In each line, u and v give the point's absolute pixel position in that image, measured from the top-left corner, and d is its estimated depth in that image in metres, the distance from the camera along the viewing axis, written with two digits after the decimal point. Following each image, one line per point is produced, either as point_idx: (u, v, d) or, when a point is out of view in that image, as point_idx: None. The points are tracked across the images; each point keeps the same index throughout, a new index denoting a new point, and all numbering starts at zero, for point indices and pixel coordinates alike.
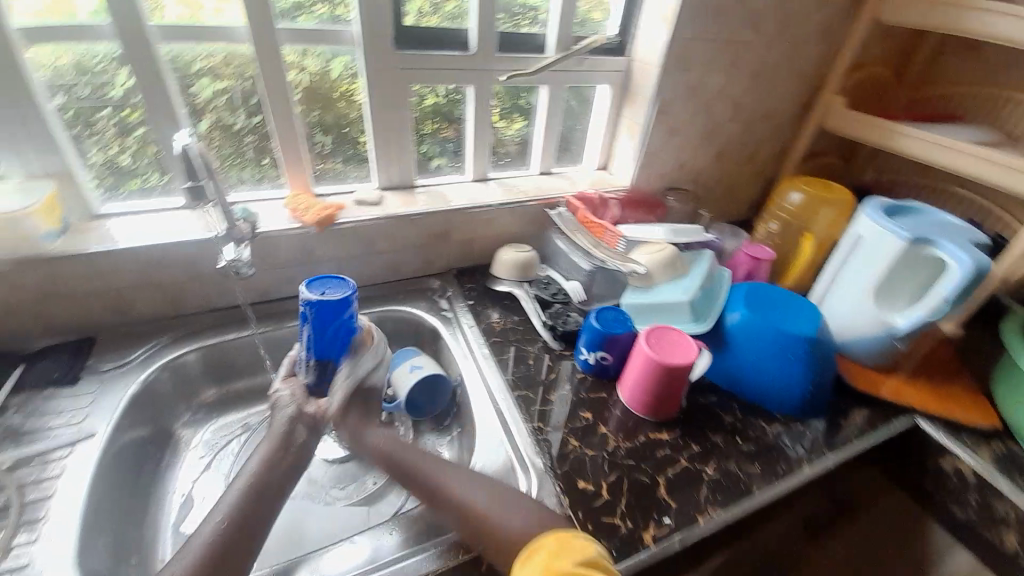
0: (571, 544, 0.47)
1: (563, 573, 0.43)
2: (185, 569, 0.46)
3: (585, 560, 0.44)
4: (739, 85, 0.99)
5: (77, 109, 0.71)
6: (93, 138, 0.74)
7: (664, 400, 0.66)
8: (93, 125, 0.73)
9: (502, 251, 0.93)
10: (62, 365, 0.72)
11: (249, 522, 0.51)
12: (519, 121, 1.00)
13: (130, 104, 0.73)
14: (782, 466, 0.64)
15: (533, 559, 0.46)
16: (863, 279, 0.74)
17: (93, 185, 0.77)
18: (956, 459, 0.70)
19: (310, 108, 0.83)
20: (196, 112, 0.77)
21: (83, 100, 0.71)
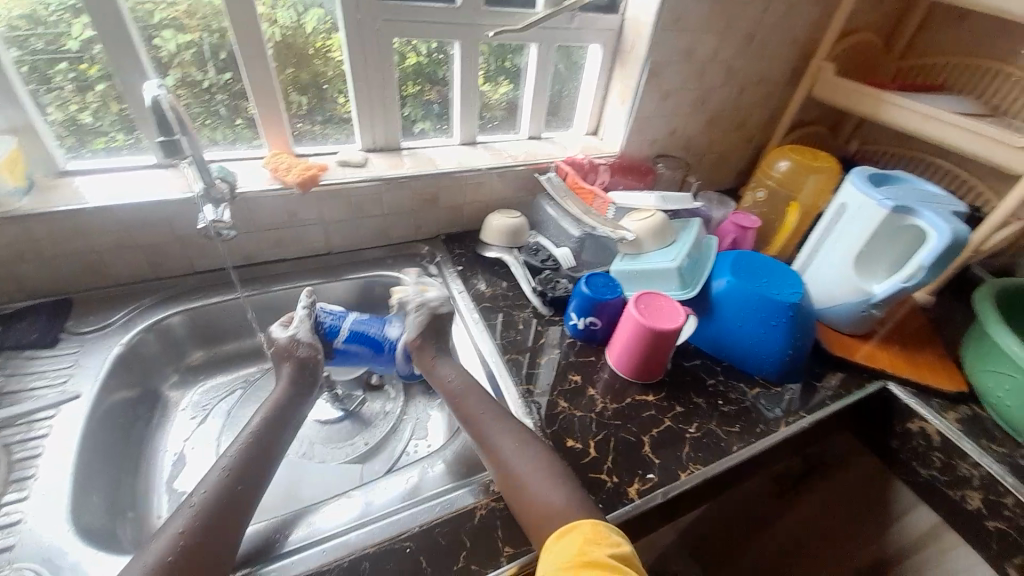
0: (606, 536, 0.47)
1: (596, 561, 0.44)
2: (190, 518, 0.48)
3: (618, 554, 0.45)
4: (732, 49, 0.97)
5: (32, 63, 0.66)
6: (50, 93, 0.68)
7: (650, 363, 0.68)
8: (49, 79, 0.67)
9: (491, 217, 0.92)
10: (39, 327, 0.70)
11: (250, 477, 0.53)
12: (505, 84, 0.97)
13: (88, 58, 0.68)
14: (760, 426, 0.68)
15: (565, 540, 0.46)
16: (846, 247, 0.76)
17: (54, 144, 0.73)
18: (923, 420, 0.75)
19: (283, 64, 0.79)
20: (162, 66, 0.72)
21: (38, 54, 0.65)
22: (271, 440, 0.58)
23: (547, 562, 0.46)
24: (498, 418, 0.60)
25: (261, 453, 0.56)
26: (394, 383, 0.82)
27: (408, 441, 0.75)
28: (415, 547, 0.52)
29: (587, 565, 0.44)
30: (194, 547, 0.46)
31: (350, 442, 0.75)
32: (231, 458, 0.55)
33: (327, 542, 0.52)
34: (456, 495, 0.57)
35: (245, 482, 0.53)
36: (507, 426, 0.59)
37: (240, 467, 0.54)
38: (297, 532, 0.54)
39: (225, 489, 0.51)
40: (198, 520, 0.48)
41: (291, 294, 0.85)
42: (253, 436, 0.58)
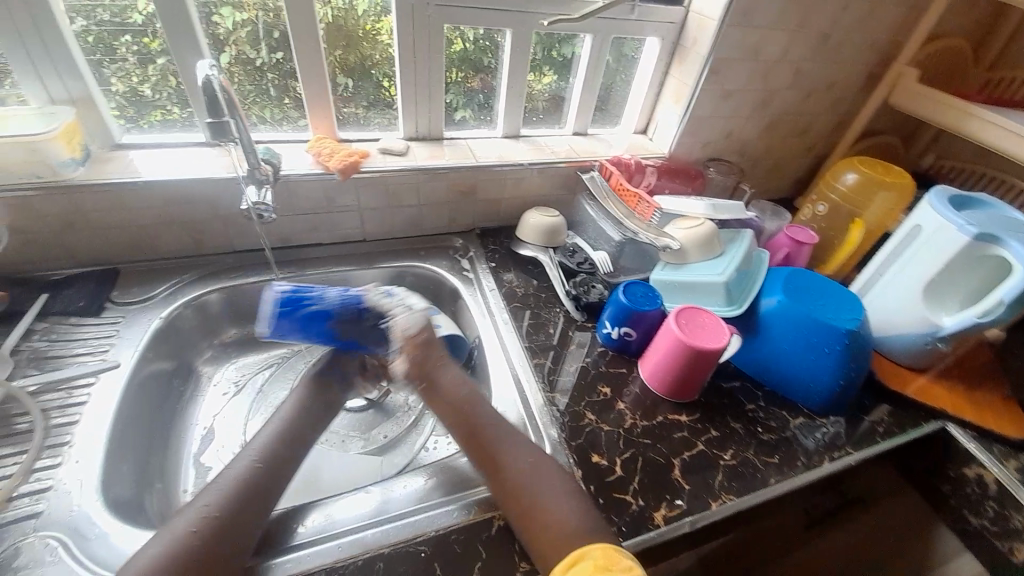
0: (618, 562, 0.44)
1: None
2: (222, 496, 0.49)
3: None
4: (804, 49, 0.90)
5: (98, 33, 0.67)
6: (113, 64, 0.70)
7: (686, 382, 0.65)
8: (114, 50, 0.69)
9: (528, 214, 0.90)
10: (86, 293, 0.72)
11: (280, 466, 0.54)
12: (549, 76, 0.93)
13: (151, 32, 0.69)
14: (802, 459, 0.63)
15: (577, 568, 0.44)
16: (915, 274, 0.69)
17: (114, 116, 0.75)
18: (981, 467, 0.67)
19: (331, 48, 0.78)
20: (216, 44, 0.73)
21: (104, 24, 0.67)
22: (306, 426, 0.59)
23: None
24: (507, 440, 0.57)
25: (292, 441, 0.57)
26: None
27: (428, 436, 0.74)
28: (429, 552, 0.51)
29: None
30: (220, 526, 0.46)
31: (372, 431, 0.75)
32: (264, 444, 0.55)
33: (345, 536, 0.52)
34: (473, 502, 0.56)
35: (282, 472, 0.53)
36: (525, 451, 0.56)
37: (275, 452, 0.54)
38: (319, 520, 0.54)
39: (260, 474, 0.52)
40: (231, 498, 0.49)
41: (325, 278, 0.85)
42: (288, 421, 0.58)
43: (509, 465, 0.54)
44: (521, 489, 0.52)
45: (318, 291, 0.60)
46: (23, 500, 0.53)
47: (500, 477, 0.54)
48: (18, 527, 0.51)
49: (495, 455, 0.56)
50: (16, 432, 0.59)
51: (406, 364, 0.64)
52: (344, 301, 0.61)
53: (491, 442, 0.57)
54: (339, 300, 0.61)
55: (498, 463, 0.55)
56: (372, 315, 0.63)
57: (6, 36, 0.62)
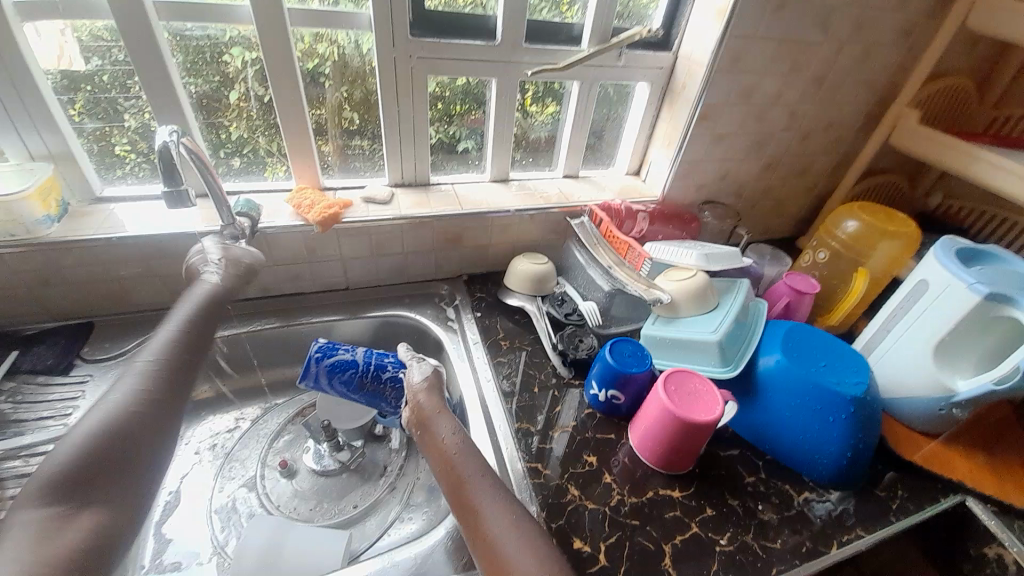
0: None
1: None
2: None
3: None
4: (798, 92, 0.87)
5: (112, 73, 0.67)
6: (126, 102, 0.70)
7: (679, 453, 0.60)
8: (128, 88, 0.69)
9: (516, 261, 0.87)
10: (57, 350, 0.70)
11: None
12: (552, 106, 0.90)
13: None
14: (808, 544, 0.57)
15: None
16: (926, 333, 0.65)
17: (127, 151, 0.74)
18: (1000, 547, 0.62)
19: (339, 83, 0.77)
20: (227, 82, 0.73)
21: (118, 64, 0.67)
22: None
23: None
24: (489, 493, 0.51)
25: None
26: (399, 433, 0.78)
27: (402, 507, 0.70)
28: None
29: None
30: None
31: (344, 497, 0.71)
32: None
33: None
34: None
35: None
36: (508, 506, 0.50)
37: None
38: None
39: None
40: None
41: (307, 329, 0.83)
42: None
43: (491, 527, 0.48)
44: (496, 552, 0.46)
45: (347, 351, 0.66)
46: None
47: (481, 542, 0.48)
48: None
49: (473, 508, 0.50)
50: None
51: (409, 415, 0.60)
52: (367, 355, 0.66)
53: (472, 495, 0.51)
54: (365, 355, 0.66)
55: (478, 523, 0.49)
56: (391, 370, 0.66)
57: None
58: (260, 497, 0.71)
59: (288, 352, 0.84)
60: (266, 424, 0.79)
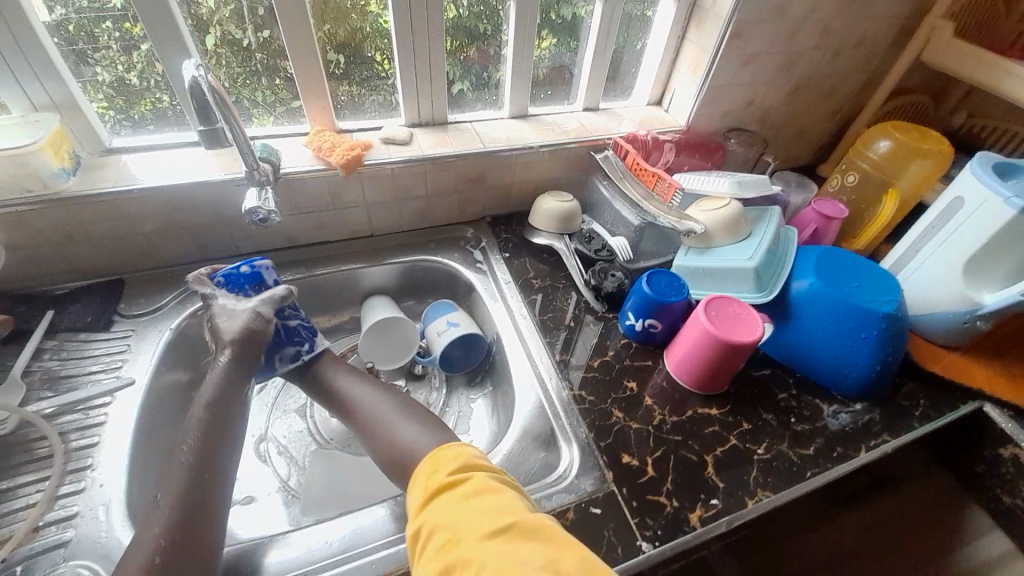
0: (444, 456, 0.46)
1: (438, 489, 0.42)
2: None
3: (457, 466, 0.44)
4: (834, 4, 0.82)
5: (78, 22, 0.62)
6: (97, 54, 0.65)
7: (715, 373, 0.63)
8: (96, 38, 0.64)
9: (541, 200, 0.85)
10: (93, 307, 0.70)
11: None
12: (547, 39, 0.84)
13: (132, 16, 0.63)
14: (838, 450, 0.61)
15: (412, 491, 0.44)
16: (957, 250, 0.66)
17: (103, 109, 0.70)
18: (1017, 448, 0.67)
19: (320, 21, 0.71)
20: (200, 25, 0.67)
21: (84, 11, 0.62)
22: None
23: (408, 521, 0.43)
24: (381, 405, 0.59)
25: None
26: (437, 373, 0.81)
27: None
28: None
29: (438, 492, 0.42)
30: None
31: None
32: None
33: (375, 554, 0.51)
34: None
35: None
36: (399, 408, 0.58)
37: None
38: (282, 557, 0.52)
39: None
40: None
41: (336, 277, 0.83)
42: None
43: (386, 426, 0.56)
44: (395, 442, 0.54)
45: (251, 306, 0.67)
46: (50, 529, 0.53)
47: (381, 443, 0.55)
48: (47, 558, 0.51)
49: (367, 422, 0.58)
50: (36, 457, 0.58)
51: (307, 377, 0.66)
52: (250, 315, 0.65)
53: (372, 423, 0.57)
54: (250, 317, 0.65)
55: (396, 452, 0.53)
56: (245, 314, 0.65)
57: None
58: (310, 433, 0.74)
59: (320, 300, 0.85)
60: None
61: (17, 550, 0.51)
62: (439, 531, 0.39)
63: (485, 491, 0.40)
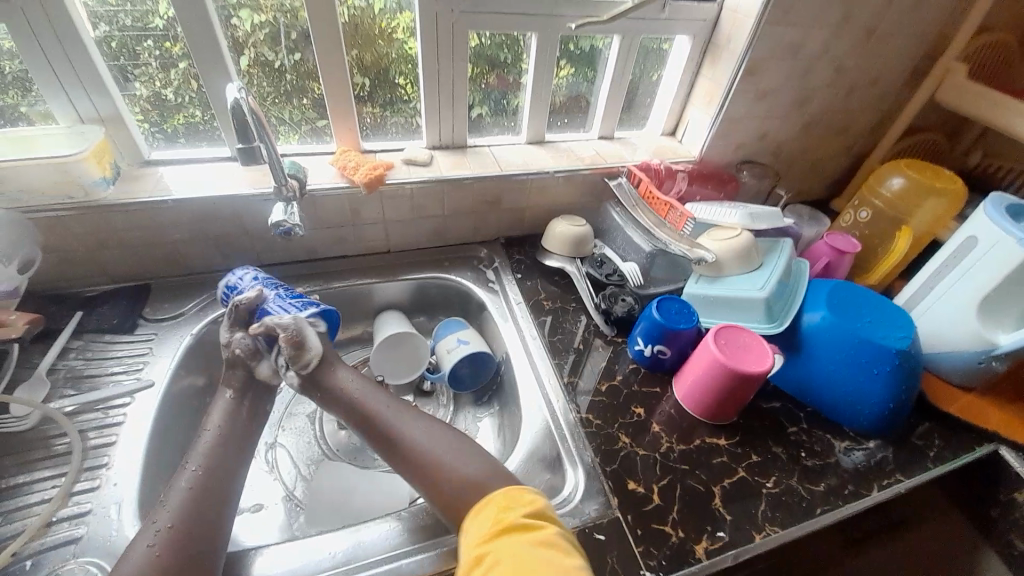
0: (519, 497, 0.47)
1: (511, 526, 0.44)
2: (172, 515, 0.49)
3: (532, 513, 0.45)
4: (846, 45, 0.85)
5: (121, 39, 0.66)
6: (137, 71, 0.69)
7: (724, 403, 0.62)
8: (137, 56, 0.68)
9: (554, 223, 0.87)
10: (119, 311, 0.73)
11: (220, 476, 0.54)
12: (565, 69, 0.87)
13: (172, 36, 0.67)
14: (849, 487, 0.60)
15: (481, 517, 0.46)
16: (970, 289, 0.65)
17: (139, 122, 0.74)
18: None
19: (350, 46, 0.75)
20: (236, 47, 0.71)
21: (127, 30, 0.66)
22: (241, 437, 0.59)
23: (466, 541, 0.46)
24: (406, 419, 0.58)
25: (225, 451, 0.57)
26: (445, 390, 0.82)
27: None
28: None
29: (507, 531, 0.44)
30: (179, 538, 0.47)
31: None
32: (203, 455, 0.55)
33: (378, 567, 0.51)
34: None
35: (220, 489, 0.53)
36: (425, 427, 0.57)
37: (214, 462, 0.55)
38: (277, 566, 0.52)
39: (201, 483, 0.52)
40: (183, 514, 0.49)
41: (351, 290, 0.85)
42: (208, 429, 0.59)
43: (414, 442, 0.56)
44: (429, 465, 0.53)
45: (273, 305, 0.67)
46: (62, 525, 0.54)
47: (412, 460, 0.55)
48: (56, 554, 0.52)
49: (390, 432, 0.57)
50: (53, 454, 0.59)
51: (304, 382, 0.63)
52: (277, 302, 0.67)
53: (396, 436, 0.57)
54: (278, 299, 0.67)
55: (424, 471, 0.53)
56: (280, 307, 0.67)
57: (32, 51, 0.62)
58: (319, 443, 0.75)
59: None
60: (301, 404, 0.79)
61: (29, 543, 0.52)
62: (503, 566, 0.40)
63: (559, 550, 0.42)
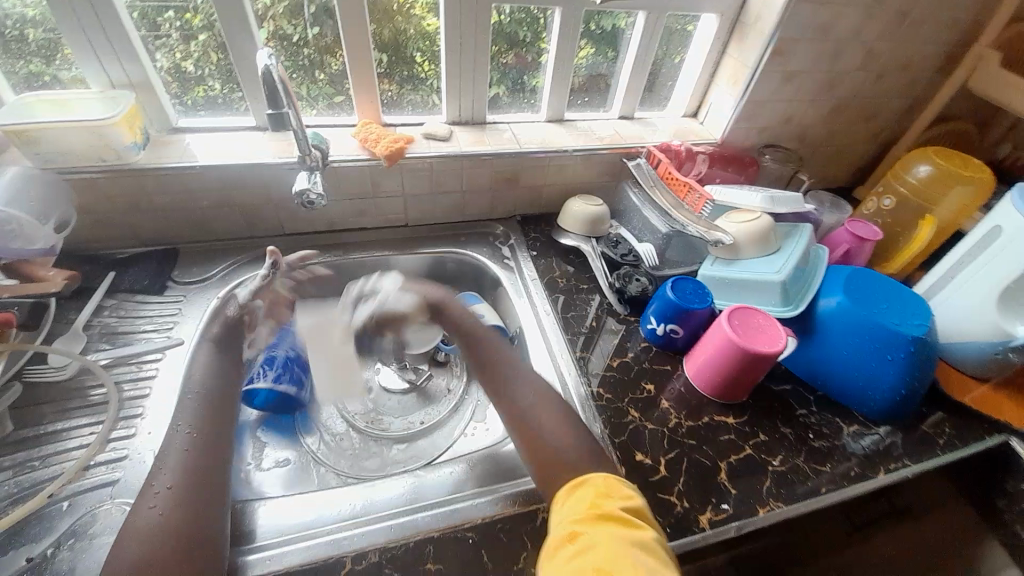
0: (619, 491, 0.45)
1: (606, 514, 0.42)
2: (171, 474, 0.48)
3: (630, 509, 0.43)
4: (880, 27, 0.82)
5: (144, 9, 0.67)
6: (158, 41, 0.70)
7: (735, 384, 0.63)
8: (159, 26, 0.69)
9: (571, 203, 0.88)
10: (149, 273, 0.75)
11: (215, 437, 0.53)
12: (587, 49, 0.86)
13: (193, 7, 0.68)
14: (855, 469, 0.61)
15: (578, 495, 0.45)
16: (991, 279, 0.65)
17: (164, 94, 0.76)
18: None
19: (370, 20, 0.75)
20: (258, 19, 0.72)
21: (148, 1, 0.67)
22: (225, 393, 0.59)
23: (557, 516, 0.44)
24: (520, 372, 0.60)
25: (216, 408, 0.56)
26: (459, 362, 0.84)
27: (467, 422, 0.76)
28: (477, 539, 0.53)
29: (601, 518, 0.42)
30: (182, 492, 0.47)
31: (409, 419, 0.78)
32: (189, 412, 0.54)
33: (396, 520, 0.54)
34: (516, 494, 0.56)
35: (216, 448, 0.53)
36: (533, 380, 0.59)
37: (204, 420, 0.54)
38: (300, 513, 0.55)
39: (195, 442, 0.52)
40: (179, 471, 0.48)
41: (369, 262, 0.86)
42: (208, 387, 0.58)
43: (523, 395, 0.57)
44: (528, 419, 0.54)
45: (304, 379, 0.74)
46: (99, 469, 0.57)
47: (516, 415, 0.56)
48: (93, 495, 0.55)
49: (501, 382, 0.59)
50: (88, 403, 0.63)
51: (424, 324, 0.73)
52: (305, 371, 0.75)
53: (506, 383, 0.59)
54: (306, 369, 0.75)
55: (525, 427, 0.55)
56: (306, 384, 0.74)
57: (64, 15, 0.64)
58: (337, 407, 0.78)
59: None
60: None
61: (68, 485, 0.55)
62: (594, 553, 0.38)
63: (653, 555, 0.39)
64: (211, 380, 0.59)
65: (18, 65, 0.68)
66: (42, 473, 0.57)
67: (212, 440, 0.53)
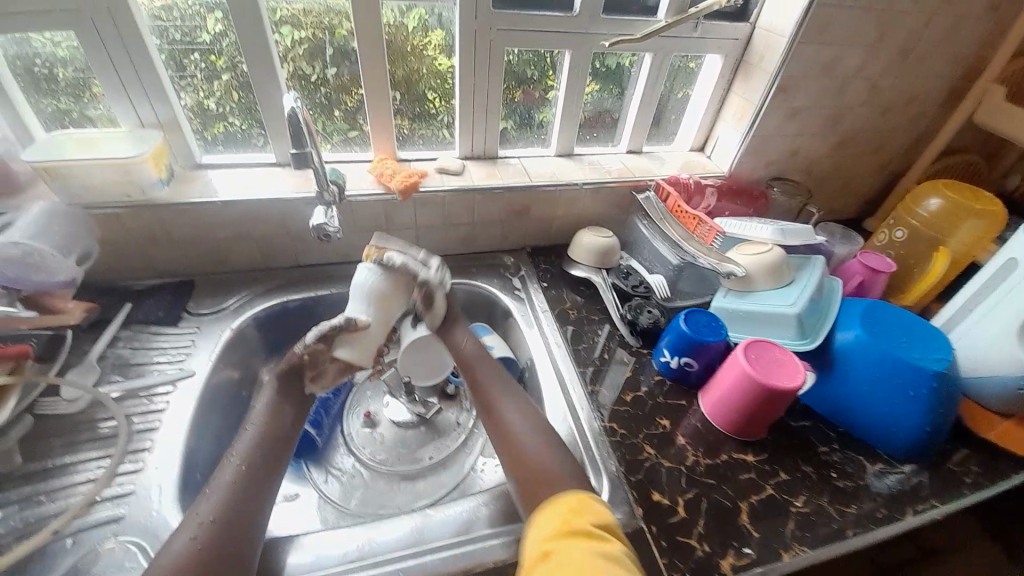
0: (591, 507, 0.45)
1: (577, 530, 0.42)
2: (214, 507, 0.47)
3: (601, 524, 0.43)
4: (881, 64, 0.84)
5: (170, 52, 0.71)
6: (183, 80, 0.74)
7: (753, 421, 0.62)
8: (184, 67, 0.72)
9: (581, 234, 0.88)
10: (164, 304, 0.76)
11: (262, 480, 0.51)
12: (593, 86, 0.89)
13: (218, 50, 0.72)
14: (882, 511, 0.58)
15: (549, 514, 0.45)
16: (1011, 312, 0.64)
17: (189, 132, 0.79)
18: None
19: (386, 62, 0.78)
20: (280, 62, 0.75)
21: (175, 44, 0.70)
22: (290, 430, 0.56)
23: (530, 537, 0.44)
24: (514, 405, 0.59)
25: (275, 444, 0.54)
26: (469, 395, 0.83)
27: (478, 457, 0.75)
28: None
29: (569, 535, 0.42)
30: (220, 528, 0.46)
31: (416, 455, 0.75)
32: (246, 447, 0.52)
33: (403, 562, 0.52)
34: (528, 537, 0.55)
35: (260, 486, 0.50)
36: (522, 410, 0.58)
37: (260, 456, 0.52)
38: (309, 554, 0.53)
39: (240, 475, 0.50)
40: (224, 505, 0.47)
41: None
42: (268, 424, 0.55)
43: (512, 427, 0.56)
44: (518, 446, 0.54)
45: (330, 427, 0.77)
46: (105, 504, 0.56)
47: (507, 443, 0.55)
48: (98, 532, 0.54)
49: (495, 408, 0.60)
50: (98, 436, 0.62)
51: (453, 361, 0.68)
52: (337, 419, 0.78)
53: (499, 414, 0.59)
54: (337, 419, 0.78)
55: (518, 448, 0.54)
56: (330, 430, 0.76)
57: (100, 60, 0.67)
58: (345, 441, 0.77)
59: None
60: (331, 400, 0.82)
61: (72, 521, 0.54)
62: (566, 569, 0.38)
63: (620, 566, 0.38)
64: (279, 418, 0.56)
65: (48, 104, 0.71)
66: (47, 509, 0.56)
67: (265, 470, 0.52)
